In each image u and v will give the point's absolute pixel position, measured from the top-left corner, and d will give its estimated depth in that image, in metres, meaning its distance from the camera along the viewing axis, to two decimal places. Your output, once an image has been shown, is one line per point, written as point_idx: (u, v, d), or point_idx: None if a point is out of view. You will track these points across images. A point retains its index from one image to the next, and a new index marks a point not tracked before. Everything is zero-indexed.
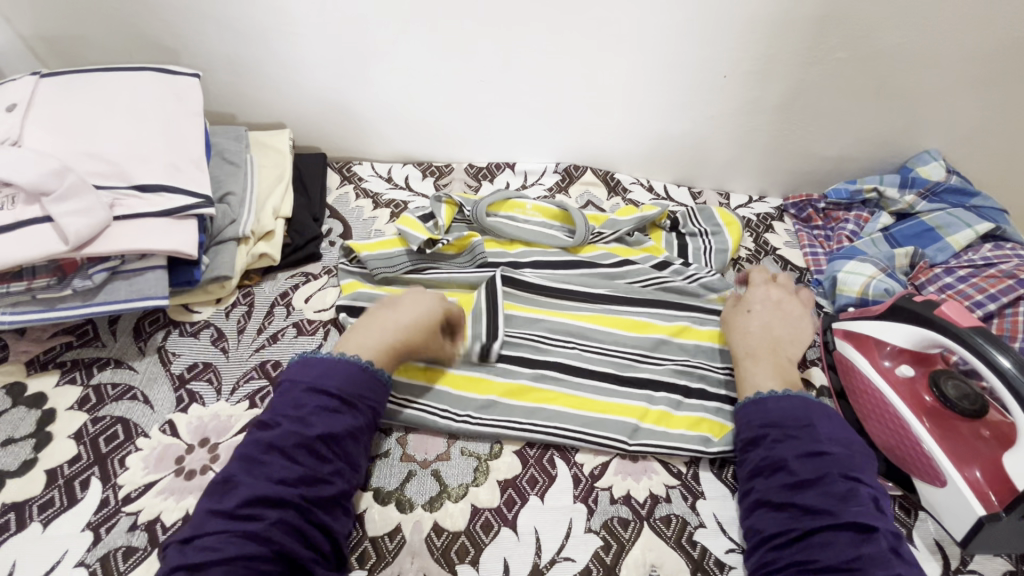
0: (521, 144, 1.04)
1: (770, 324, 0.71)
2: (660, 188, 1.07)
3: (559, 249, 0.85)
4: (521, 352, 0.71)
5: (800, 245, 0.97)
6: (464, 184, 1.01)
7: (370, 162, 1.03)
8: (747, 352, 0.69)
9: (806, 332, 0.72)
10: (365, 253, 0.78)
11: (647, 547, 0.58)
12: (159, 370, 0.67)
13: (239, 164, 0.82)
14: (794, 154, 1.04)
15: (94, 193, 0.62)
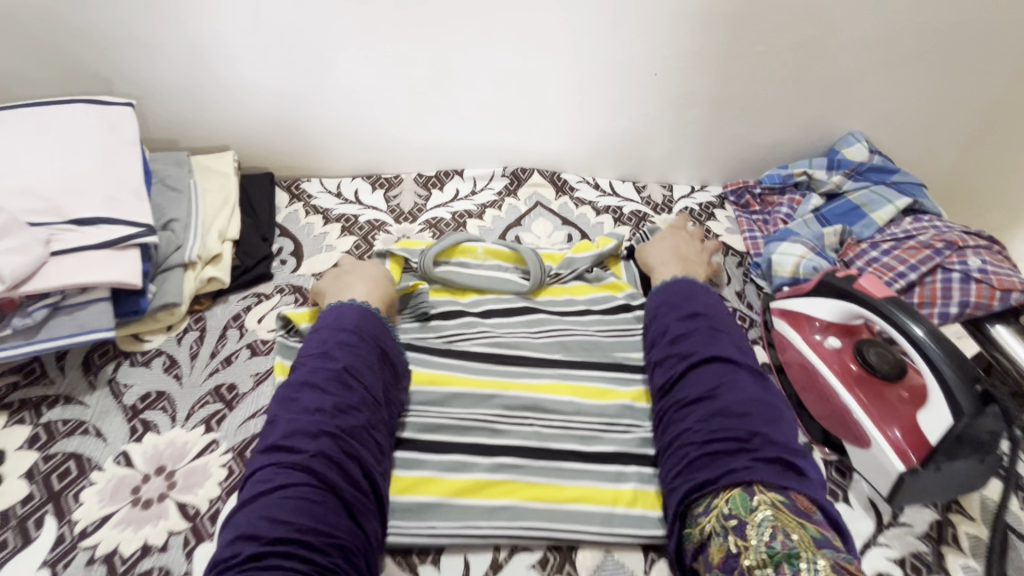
0: (468, 150, 1.06)
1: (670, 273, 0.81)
2: (605, 185, 1.10)
3: (514, 295, 0.85)
4: (486, 355, 0.76)
5: (740, 231, 1.02)
6: (413, 194, 1.03)
7: (319, 178, 1.04)
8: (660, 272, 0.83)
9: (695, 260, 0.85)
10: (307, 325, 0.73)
11: (602, 531, 0.61)
12: (110, 402, 0.67)
13: (182, 190, 0.82)
14: (729, 143, 1.09)
15: (29, 230, 0.62)
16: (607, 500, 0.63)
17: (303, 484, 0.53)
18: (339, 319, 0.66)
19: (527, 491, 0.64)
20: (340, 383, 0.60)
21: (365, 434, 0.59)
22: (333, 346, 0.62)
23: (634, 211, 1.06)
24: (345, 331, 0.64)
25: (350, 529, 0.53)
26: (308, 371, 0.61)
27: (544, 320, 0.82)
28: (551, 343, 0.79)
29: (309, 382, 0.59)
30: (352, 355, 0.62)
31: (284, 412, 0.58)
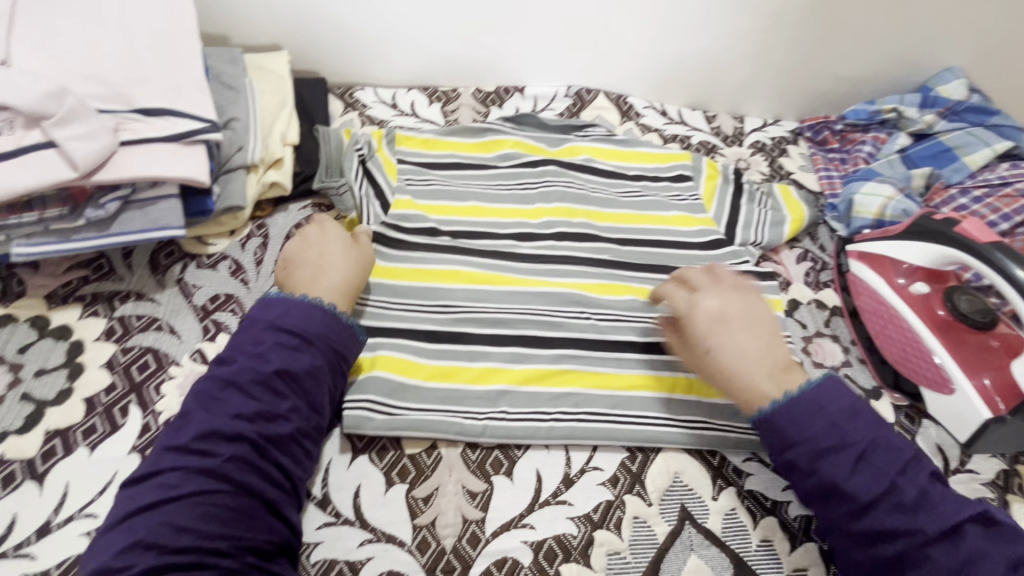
0: (532, 65, 0.99)
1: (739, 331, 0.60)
2: (674, 112, 1.03)
3: (582, 221, 0.83)
4: (567, 272, 0.76)
5: (814, 169, 0.97)
6: (472, 110, 0.97)
7: (373, 87, 0.98)
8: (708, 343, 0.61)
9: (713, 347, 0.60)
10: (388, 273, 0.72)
11: (662, 417, 0.64)
12: (181, 302, 0.67)
13: (239, 90, 0.78)
14: (812, 73, 1.00)
15: (96, 116, 0.59)
16: (665, 389, 0.66)
17: (213, 484, 0.47)
18: (282, 317, 0.56)
19: (588, 378, 0.66)
20: (271, 385, 0.52)
21: (289, 442, 0.52)
22: (271, 333, 0.55)
23: (703, 141, 1.00)
24: (285, 327, 0.55)
25: (268, 529, 0.48)
26: (232, 369, 0.53)
27: (608, 249, 0.80)
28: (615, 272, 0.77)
29: (238, 365, 0.53)
30: (296, 361, 0.54)
31: (202, 412, 0.50)
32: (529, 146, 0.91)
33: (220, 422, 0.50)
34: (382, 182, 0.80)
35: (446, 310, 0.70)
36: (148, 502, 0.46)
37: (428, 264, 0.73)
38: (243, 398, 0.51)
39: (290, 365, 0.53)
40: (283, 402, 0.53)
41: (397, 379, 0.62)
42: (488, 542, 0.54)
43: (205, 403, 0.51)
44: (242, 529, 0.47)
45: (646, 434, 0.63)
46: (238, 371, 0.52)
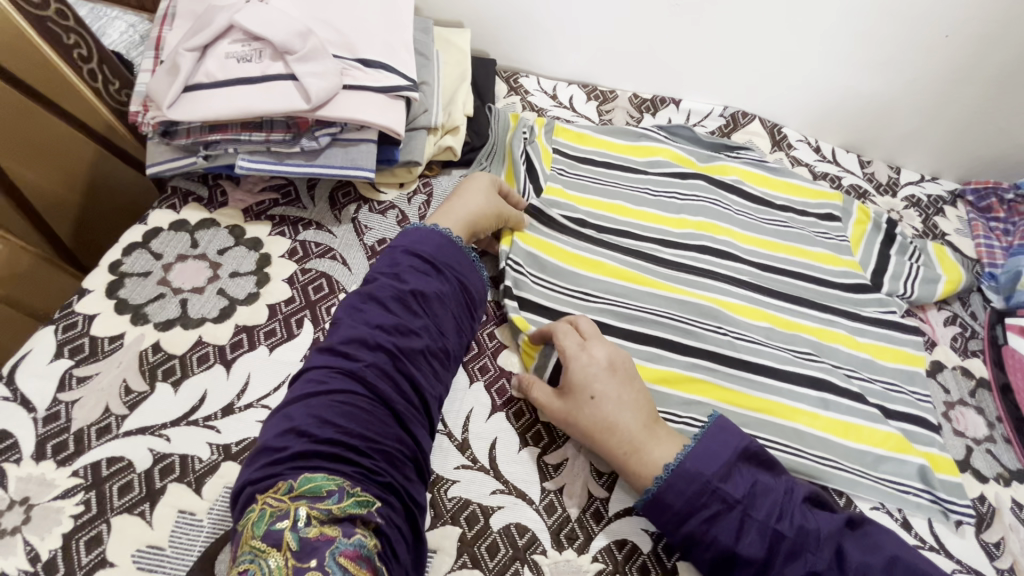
0: (693, 80, 1.00)
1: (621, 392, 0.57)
2: (828, 150, 1.01)
3: (727, 241, 0.81)
4: (707, 288, 0.74)
5: (972, 235, 0.92)
6: (626, 114, 1.00)
7: (536, 76, 1.02)
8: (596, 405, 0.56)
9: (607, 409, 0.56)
10: (531, 251, 0.73)
11: (792, 446, 0.62)
12: (353, 238, 0.73)
13: (429, 58, 0.84)
14: (987, 135, 0.96)
15: (329, 59, 0.66)
16: (795, 418, 0.64)
17: (352, 384, 0.48)
18: (419, 244, 0.61)
19: (719, 393, 0.65)
20: (407, 303, 0.55)
21: (421, 358, 0.53)
22: (409, 258, 0.59)
23: (854, 184, 0.97)
24: (420, 255, 0.60)
25: (399, 439, 0.48)
26: (373, 286, 0.56)
27: (748, 271, 0.78)
28: (758, 292, 0.75)
29: (377, 283, 0.57)
30: (427, 284, 0.58)
31: (348, 319, 0.53)
32: (681, 158, 0.90)
33: (362, 330, 0.52)
34: (538, 167, 0.82)
35: (587, 296, 0.70)
36: (303, 393, 0.47)
37: (572, 248, 0.74)
38: (380, 311, 0.54)
39: (423, 287, 0.57)
40: (416, 320, 0.55)
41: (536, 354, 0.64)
42: (611, 521, 0.55)
43: (351, 313, 0.54)
44: (379, 432, 0.47)
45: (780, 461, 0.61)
46: (379, 287, 0.56)
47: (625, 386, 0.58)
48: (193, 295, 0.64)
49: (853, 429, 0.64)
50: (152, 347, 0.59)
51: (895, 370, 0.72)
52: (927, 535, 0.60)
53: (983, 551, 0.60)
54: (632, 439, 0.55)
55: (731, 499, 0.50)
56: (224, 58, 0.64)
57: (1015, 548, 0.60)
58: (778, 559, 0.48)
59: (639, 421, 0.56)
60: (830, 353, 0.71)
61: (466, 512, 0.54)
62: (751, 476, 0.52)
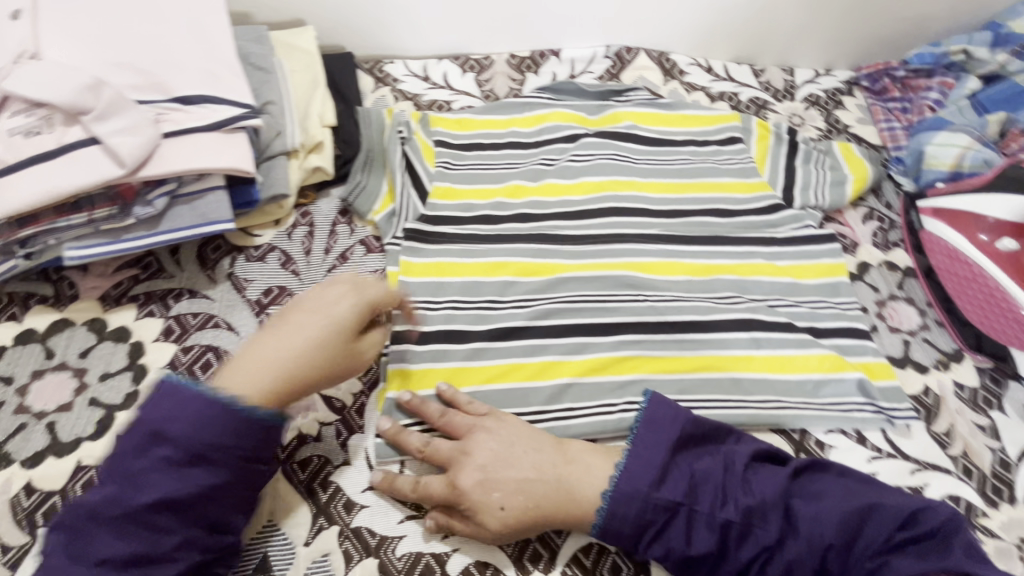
0: (568, 25, 0.93)
1: (515, 463, 0.51)
2: (720, 68, 0.97)
3: (634, 194, 0.77)
4: (624, 254, 0.70)
5: (874, 121, 0.91)
6: (507, 78, 0.92)
7: (401, 59, 0.93)
8: (513, 484, 0.51)
9: (524, 478, 0.51)
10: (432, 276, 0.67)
11: (732, 399, 0.61)
12: (235, 297, 0.65)
13: (270, 71, 0.75)
14: (869, 15, 0.94)
15: (136, 108, 0.56)
16: (732, 368, 0.63)
17: None
18: (166, 425, 0.44)
19: (653, 364, 0.63)
20: (147, 520, 0.42)
21: None
22: (151, 447, 0.43)
23: (753, 97, 0.94)
24: (171, 437, 0.44)
25: None
26: (99, 496, 0.43)
27: (663, 221, 0.75)
28: (675, 240, 0.72)
29: (110, 486, 0.43)
30: (186, 483, 0.44)
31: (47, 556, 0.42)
32: (573, 117, 0.85)
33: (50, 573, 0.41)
34: (419, 170, 0.76)
35: (500, 296, 0.66)
36: None
37: (470, 259, 0.69)
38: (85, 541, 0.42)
39: (175, 489, 0.43)
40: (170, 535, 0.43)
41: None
42: (573, 528, 0.53)
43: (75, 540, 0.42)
44: None
45: (724, 416, 0.60)
46: (103, 501, 0.42)
47: (523, 441, 0.53)
48: (61, 415, 0.56)
49: (788, 361, 0.63)
50: (25, 490, 0.52)
51: (821, 282, 0.71)
52: (881, 444, 0.60)
53: (935, 443, 0.60)
54: (554, 494, 0.50)
55: (673, 504, 0.49)
56: (8, 136, 0.54)
57: (963, 431, 0.61)
58: (731, 542, 0.49)
59: (549, 471, 0.51)
60: (753, 287, 0.70)
61: (421, 567, 0.51)
62: (687, 469, 0.51)
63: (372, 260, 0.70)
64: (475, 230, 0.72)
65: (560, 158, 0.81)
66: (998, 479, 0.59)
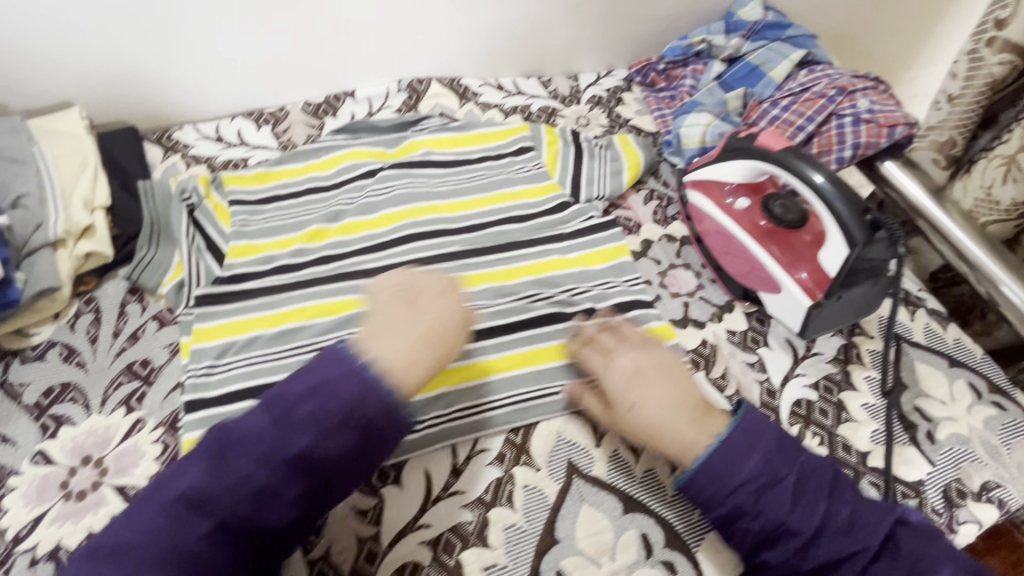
0: (354, 67, 0.97)
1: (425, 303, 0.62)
2: (510, 84, 1.04)
3: (432, 218, 0.82)
4: (424, 277, 0.75)
5: (649, 111, 1.02)
6: (305, 126, 0.94)
7: (191, 124, 0.92)
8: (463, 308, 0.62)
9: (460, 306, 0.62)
10: (235, 335, 0.68)
11: (531, 390, 0.65)
12: (11, 406, 0.62)
13: (26, 162, 0.71)
14: (626, 20, 1.04)
15: None
16: (533, 361, 0.67)
17: None
18: (320, 409, 0.52)
19: (460, 375, 0.65)
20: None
21: None
22: (276, 447, 0.51)
23: (543, 107, 1.02)
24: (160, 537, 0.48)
25: None
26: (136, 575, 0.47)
27: (460, 238, 0.79)
28: (470, 255, 0.77)
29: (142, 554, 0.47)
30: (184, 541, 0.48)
31: None
32: (368, 153, 0.88)
33: None
34: (213, 235, 0.76)
35: (300, 342, 0.69)
36: None
37: (273, 309, 0.71)
38: None
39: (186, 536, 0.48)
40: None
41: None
42: (385, 554, 0.55)
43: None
44: None
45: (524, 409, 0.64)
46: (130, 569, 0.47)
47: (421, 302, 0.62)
48: None
49: None
50: None
51: (606, 264, 0.78)
52: None
53: (713, 388, 0.68)
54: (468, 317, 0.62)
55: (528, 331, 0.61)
56: None
57: (735, 372, 0.69)
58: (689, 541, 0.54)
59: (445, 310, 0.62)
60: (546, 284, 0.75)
61: None
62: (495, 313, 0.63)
63: (166, 334, 0.68)
64: (277, 281, 0.73)
65: (360, 196, 0.83)
66: (767, 407, 0.67)
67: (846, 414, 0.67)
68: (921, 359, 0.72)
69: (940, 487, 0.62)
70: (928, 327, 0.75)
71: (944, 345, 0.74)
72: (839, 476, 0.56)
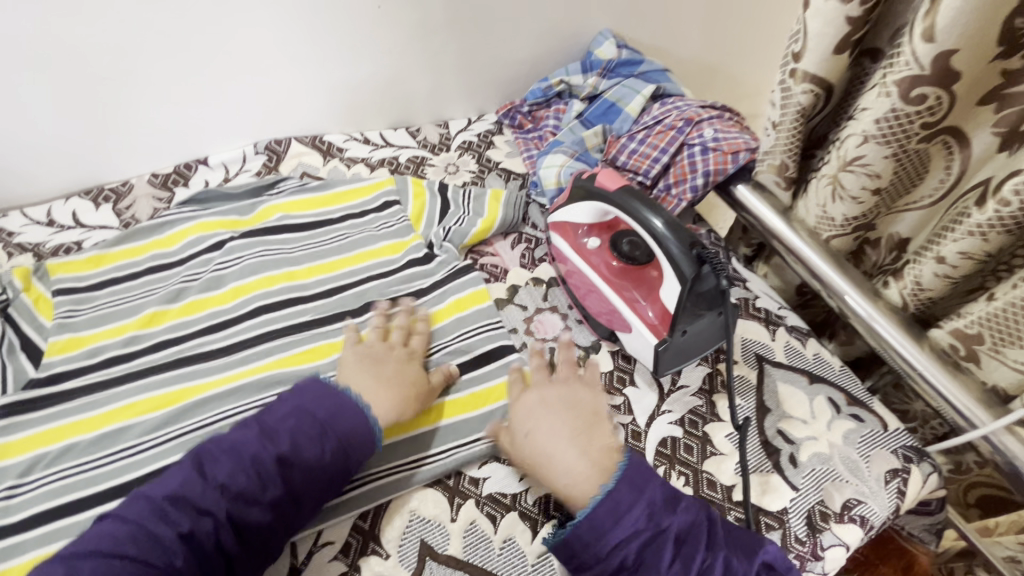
0: (204, 132, 0.94)
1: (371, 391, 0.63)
2: (376, 137, 1.03)
3: (285, 286, 0.77)
4: (271, 353, 0.70)
5: (518, 152, 1.03)
6: (151, 199, 0.88)
7: (21, 209, 0.85)
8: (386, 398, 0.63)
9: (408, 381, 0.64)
10: (46, 447, 0.60)
11: (384, 468, 0.60)
12: None
13: None
14: (488, 66, 1.05)
15: None
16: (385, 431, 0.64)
17: None
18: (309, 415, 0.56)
19: None
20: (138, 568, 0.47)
21: None
22: (233, 455, 0.53)
23: (411, 157, 1.01)
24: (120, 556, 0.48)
25: None
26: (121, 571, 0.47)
27: (313, 306, 0.76)
28: (324, 323, 0.74)
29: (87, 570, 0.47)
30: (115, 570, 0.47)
31: None
32: (218, 223, 0.83)
33: None
34: (29, 333, 0.69)
35: (121, 443, 0.61)
36: None
37: (88, 412, 0.63)
38: None
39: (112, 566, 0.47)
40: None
41: None
42: None
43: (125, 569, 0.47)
44: None
45: (377, 490, 0.59)
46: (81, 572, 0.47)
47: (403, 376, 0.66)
48: None
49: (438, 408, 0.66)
50: None
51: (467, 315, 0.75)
52: None
53: None
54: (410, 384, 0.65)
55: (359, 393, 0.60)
56: None
57: None
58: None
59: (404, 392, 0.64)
60: None
61: None
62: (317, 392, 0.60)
63: None
64: (101, 377, 0.67)
65: (206, 270, 0.78)
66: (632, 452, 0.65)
67: (711, 447, 0.66)
68: (783, 379, 0.73)
69: (803, 514, 0.62)
70: (789, 345, 0.76)
71: (805, 361, 0.75)
72: (713, 519, 0.54)
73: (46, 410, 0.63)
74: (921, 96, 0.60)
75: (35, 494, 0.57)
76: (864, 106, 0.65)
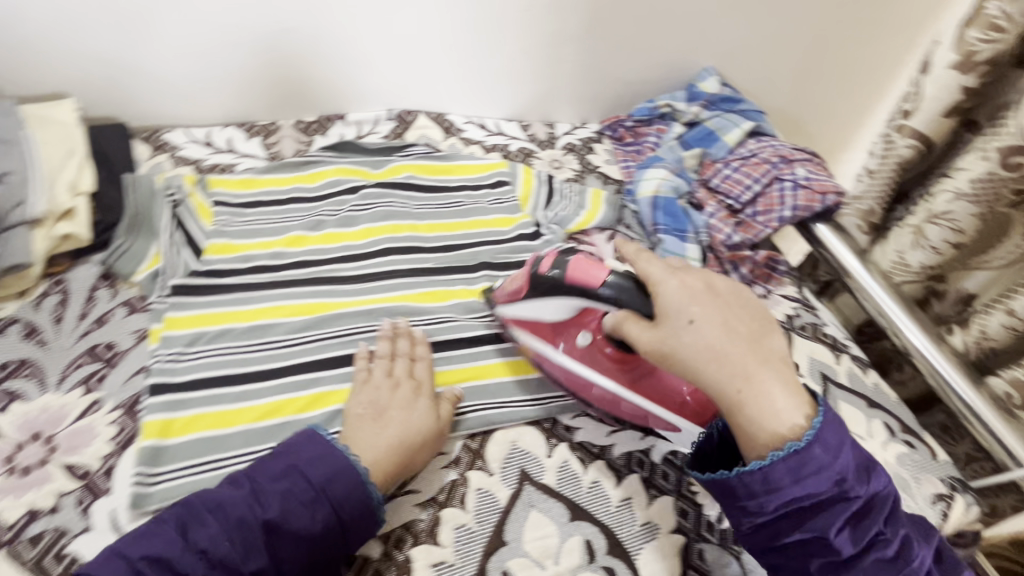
0: (347, 92, 1.04)
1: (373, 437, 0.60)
2: (491, 124, 1.13)
3: (410, 235, 0.86)
4: (396, 288, 0.79)
5: (616, 161, 1.12)
6: (294, 141, 0.98)
7: (182, 128, 0.96)
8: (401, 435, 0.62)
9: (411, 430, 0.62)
10: (207, 327, 0.69)
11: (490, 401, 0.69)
12: None
13: (12, 142, 0.72)
14: (603, 80, 1.15)
15: None
16: (493, 371, 0.72)
17: None
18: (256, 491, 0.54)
19: None
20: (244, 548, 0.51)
21: None
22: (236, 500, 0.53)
23: (521, 148, 1.10)
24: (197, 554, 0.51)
25: None
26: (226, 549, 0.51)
27: (433, 257, 0.84)
28: (443, 272, 0.82)
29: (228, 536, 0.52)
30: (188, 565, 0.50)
31: None
32: (353, 171, 0.93)
33: None
34: (193, 230, 0.78)
35: (269, 337, 0.70)
36: None
37: (240, 306, 0.72)
38: None
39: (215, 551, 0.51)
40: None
41: (213, 435, 0.61)
42: None
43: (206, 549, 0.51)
44: None
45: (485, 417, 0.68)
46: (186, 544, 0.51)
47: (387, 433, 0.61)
48: None
49: None
50: None
51: None
52: None
53: None
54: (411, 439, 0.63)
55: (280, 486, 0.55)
56: None
57: None
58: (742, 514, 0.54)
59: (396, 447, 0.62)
60: None
61: None
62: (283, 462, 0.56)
63: (134, 321, 0.70)
64: (250, 279, 0.75)
65: (342, 209, 0.88)
66: None
67: None
68: (844, 399, 0.80)
69: None
70: (852, 371, 0.83)
71: (864, 387, 0.82)
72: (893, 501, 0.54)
73: (206, 296, 0.72)
74: (1018, 164, 0.68)
75: (197, 365, 0.66)
76: (961, 167, 0.74)
